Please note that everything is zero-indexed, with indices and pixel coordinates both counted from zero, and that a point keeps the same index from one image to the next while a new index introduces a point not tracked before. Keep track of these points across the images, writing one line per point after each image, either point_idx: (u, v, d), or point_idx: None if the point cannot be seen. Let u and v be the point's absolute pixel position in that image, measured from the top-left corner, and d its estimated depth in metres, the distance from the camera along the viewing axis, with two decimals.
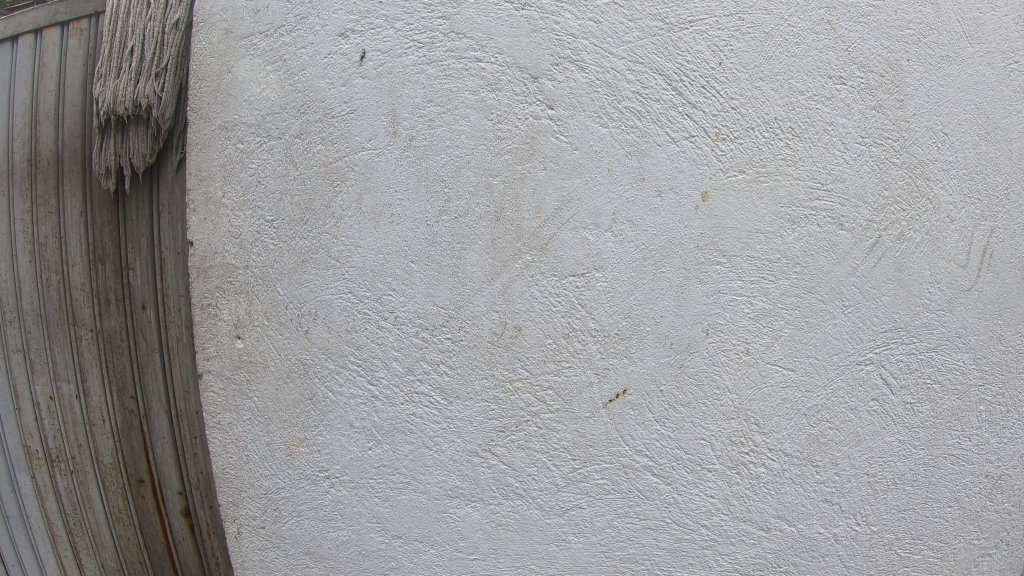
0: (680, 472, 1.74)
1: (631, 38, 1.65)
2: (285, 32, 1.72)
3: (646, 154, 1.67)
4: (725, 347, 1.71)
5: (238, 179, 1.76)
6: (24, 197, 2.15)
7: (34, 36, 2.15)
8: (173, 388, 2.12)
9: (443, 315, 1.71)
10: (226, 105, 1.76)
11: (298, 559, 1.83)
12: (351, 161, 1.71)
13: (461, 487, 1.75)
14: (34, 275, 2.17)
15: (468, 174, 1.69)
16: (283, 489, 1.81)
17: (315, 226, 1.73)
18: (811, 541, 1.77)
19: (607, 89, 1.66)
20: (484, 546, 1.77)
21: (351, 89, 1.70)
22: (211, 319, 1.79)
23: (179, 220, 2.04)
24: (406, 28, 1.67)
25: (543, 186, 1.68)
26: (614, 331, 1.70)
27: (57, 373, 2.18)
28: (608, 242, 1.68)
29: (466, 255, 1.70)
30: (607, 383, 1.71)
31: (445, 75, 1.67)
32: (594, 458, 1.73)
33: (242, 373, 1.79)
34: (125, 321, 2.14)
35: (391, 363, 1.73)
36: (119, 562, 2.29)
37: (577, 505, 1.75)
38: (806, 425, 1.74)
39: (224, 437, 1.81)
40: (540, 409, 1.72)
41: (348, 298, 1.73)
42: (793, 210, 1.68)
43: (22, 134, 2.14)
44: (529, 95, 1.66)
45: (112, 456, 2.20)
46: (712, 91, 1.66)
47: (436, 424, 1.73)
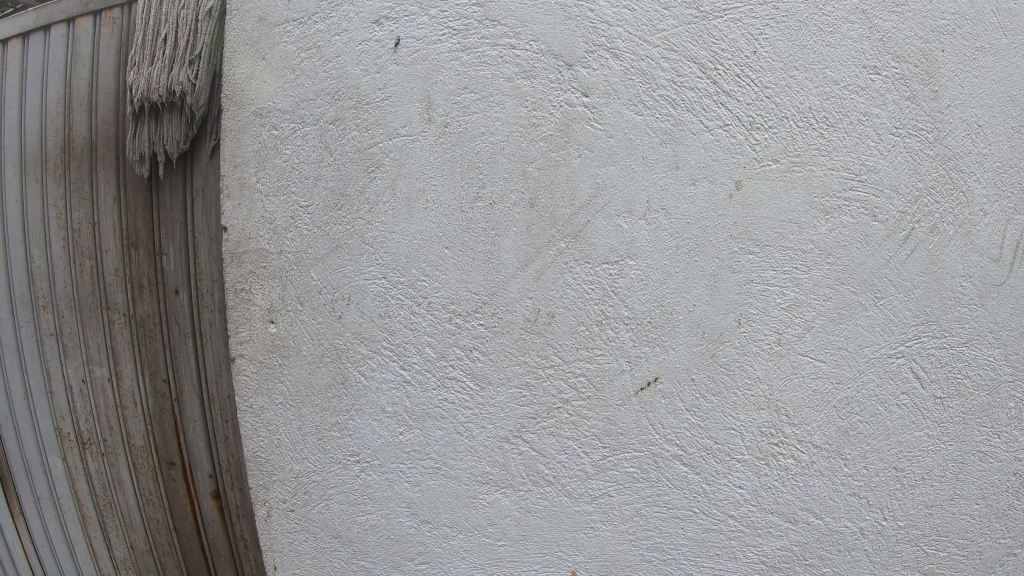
0: (708, 461, 1.74)
1: (666, 26, 1.64)
2: (319, 20, 1.72)
3: (681, 143, 1.66)
4: (757, 337, 1.70)
5: (272, 165, 1.77)
6: (59, 184, 2.21)
7: (67, 26, 2.20)
8: (206, 372, 2.12)
9: (475, 301, 1.71)
10: (260, 91, 1.77)
11: (326, 542, 1.86)
12: (386, 148, 1.72)
13: (492, 473, 1.76)
14: (68, 260, 2.21)
15: (503, 161, 1.68)
16: (314, 473, 1.83)
17: (349, 212, 1.74)
18: (837, 534, 1.76)
19: (641, 77, 1.65)
20: (513, 532, 1.78)
21: (385, 75, 1.70)
22: (245, 304, 1.82)
23: (213, 206, 2.05)
24: (440, 15, 1.67)
25: (578, 173, 1.68)
26: (647, 319, 1.69)
27: (89, 357, 2.22)
28: (641, 230, 1.67)
29: (499, 241, 1.70)
30: (638, 372, 1.71)
31: (479, 62, 1.67)
32: (624, 446, 1.73)
33: (274, 357, 1.81)
34: (158, 306, 2.15)
35: (424, 349, 1.73)
36: (149, 543, 2.32)
37: (606, 493, 1.75)
38: (836, 417, 1.72)
39: (256, 421, 1.84)
40: (571, 397, 1.72)
41: (382, 283, 1.74)
42: (826, 201, 1.67)
43: (57, 123, 2.20)
44: (564, 82, 1.65)
45: (143, 438, 2.23)
46: (746, 80, 1.64)
47: (467, 410, 1.74)
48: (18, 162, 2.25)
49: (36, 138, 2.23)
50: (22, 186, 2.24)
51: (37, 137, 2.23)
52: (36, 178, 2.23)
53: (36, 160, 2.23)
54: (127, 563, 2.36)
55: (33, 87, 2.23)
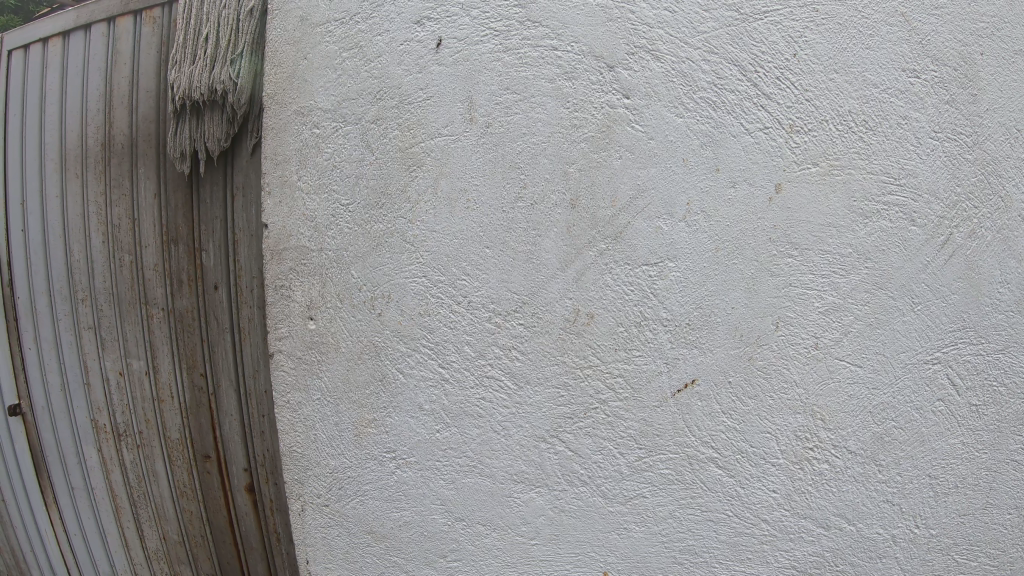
0: (744, 464, 1.73)
1: (706, 29, 1.64)
2: (361, 20, 1.74)
3: (721, 145, 1.66)
4: (795, 341, 1.68)
5: (314, 163, 1.80)
6: (100, 180, 2.25)
7: (108, 24, 2.24)
8: (243, 367, 2.12)
9: (515, 300, 1.72)
10: (302, 90, 1.80)
11: (360, 538, 1.88)
12: (428, 147, 1.73)
13: (527, 472, 1.76)
14: (107, 254, 2.25)
15: (544, 162, 1.69)
16: (349, 469, 1.85)
17: (390, 211, 1.76)
18: (869, 541, 1.74)
19: (682, 80, 1.65)
20: (546, 531, 1.79)
21: (426, 76, 1.72)
22: (285, 300, 1.85)
23: (254, 202, 2.04)
24: (482, 16, 1.68)
25: (618, 175, 1.68)
26: (685, 321, 1.69)
27: (127, 350, 2.25)
28: (681, 232, 1.67)
29: (540, 242, 1.70)
30: (675, 373, 1.71)
31: (521, 64, 1.68)
32: (660, 448, 1.72)
33: (313, 354, 1.83)
34: (196, 301, 2.15)
35: (463, 347, 1.74)
36: (182, 534, 2.34)
37: (640, 495, 1.74)
38: (871, 423, 1.70)
39: (293, 416, 1.86)
40: (608, 397, 1.72)
41: (422, 281, 1.75)
42: (866, 205, 1.65)
43: (98, 120, 2.24)
44: (606, 84, 1.66)
45: (180, 431, 2.24)
46: (787, 83, 1.63)
47: (504, 409, 1.74)
48: (61, 159, 2.31)
49: (78, 135, 2.28)
50: (64, 183, 2.30)
51: (80, 134, 2.28)
52: (78, 174, 2.28)
53: (78, 157, 2.28)
54: (160, 553, 2.39)
55: (76, 86, 2.29)
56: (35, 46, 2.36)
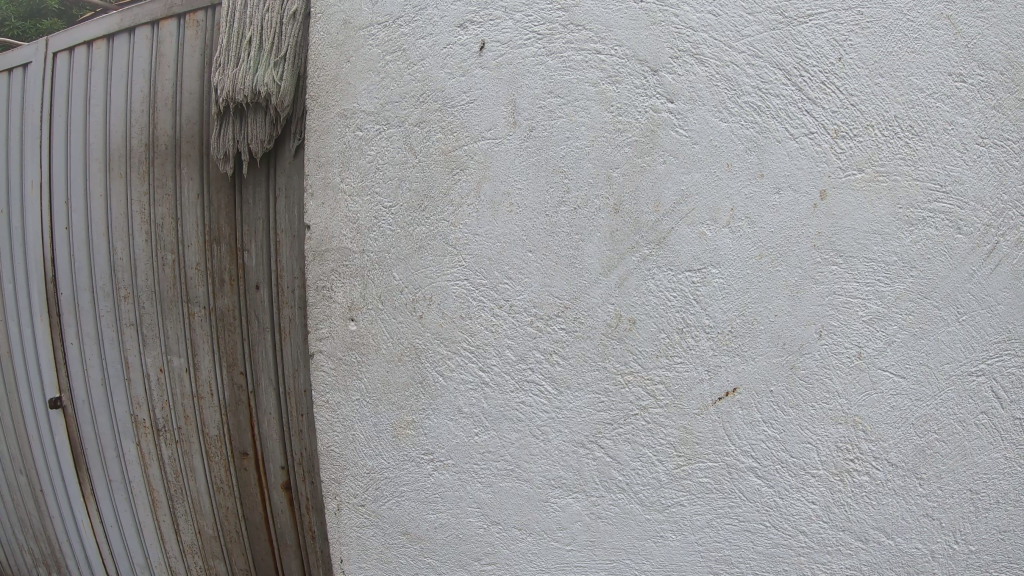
0: (783, 474, 1.68)
1: (750, 32, 1.62)
2: (403, 23, 1.75)
3: (765, 150, 1.63)
4: (837, 350, 1.64)
5: (356, 165, 1.81)
6: (143, 180, 2.28)
7: (151, 27, 2.26)
8: (284, 366, 2.11)
9: (557, 304, 1.71)
10: (345, 93, 1.81)
11: (395, 538, 1.89)
12: (471, 150, 1.72)
13: (565, 477, 1.75)
14: (150, 252, 2.28)
15: (587, 166, 1.68)
16: (387, 469, 1.86)
17: (432, 213, 1.76)
18: (907, 556, 1.67)
19: (726, 84, 1.63)
20: (582, 537, 1.77)
21: (469, 79, 1.71)
22: (326, 301, 1.86)
23: (297, 203, 2.05)
24: (525, 19, 1.68)
25: (663, 180, 1.66)
26: (727, 328, 1.66)
27: (168, 347, 2.28)
28: (725, 239, 1.64)
29: (584, 246, 1.69)
30: (717, 380, 1.68)
31: (564, 67, 1.67)
32: (698, 456, 1.70)
33: (354, 354, 1.85)
34: (238, 300, 2.16)
35: (504, 351, 1.74)
36: (217, 530, 2.36)
37: (678, 502, 1.72)
38: (912, 435, 1.63)
39: (332, 415, 1.88)
40: (649, 403, 1.70)
41: (465, 284, 1.75)
42: (910, 212, 1.59)
43: (141, 120, 2.27)
44: (649, 88, 1.64)
45: (218, 428, 2.26)
46: (832, 88, 1.60)
47: (545, 413, 1.73)
48: (105, 158, 2.35)
49: (122, 135, 2.31)
50: (108, 182, 2.34)
51: (123, 134, 2.31)
52: (122, 174, 2.31)
53: (122, 156, 2.31)
54: (195, 547, 2.42)
55: (119, 87, 2.32)
56: (81, 47, 2.41)
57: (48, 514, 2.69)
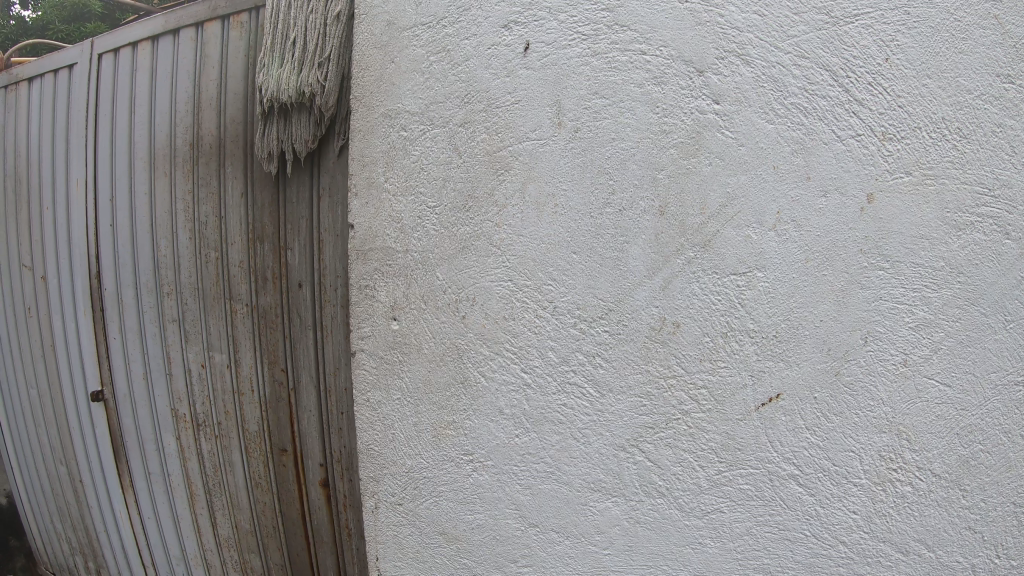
0: (825, 483, 1.60)
1: (796, 32, 1.55)
2: (448, 24, 1.75)
3: (812, 153, 1.55)
4: (882, 357, 1.54)
5: (400, 166, 1.81)
6: (188, 178, 2.31)
7: (195, 29, 2.27)
8: (325, 364, 2.09)
9: (601, 307, 1.68)
10: (389, 94, 1.82)
11: (431, 538, 1.90)
12: (516, 151, 1.71)
13: (605, 481, 1.73)
14: (194, 250, 2.31)
15: (633, 168, 1.64)
16: (426, 469, 1.87)
17: (477, 214, 1.75)
18: (948, 570, 1.56)
19: (773, 86, 1.56)
20: (620, 542, 1.74)
21: (514, 80, 1.70)
22: (368, 300, 1.88)
23: (340, 203, 2.03)
24: (570, 20, 1.66)
25: (709, 182, 1.61)
26: (772, 332, 1.60)
27: (210, 344, 2.31)
28: (770, 242, 1.58)
29: (628, 249, 1.65)
30: (760, 386, 1.62)
31: (610, 68, 1.64)
32: (741, 462, 1.64)
33: (395, 353, 1.86)
34: (280, 298, 2.17)
35: (547, 353, 1.72)
36: (254, 524, 2.37)
37: (717, 509, 1.67)
38: (957, 445, 1.52)
39: (371, 414, 1.90)
40: (691, 408, 1.65)
41: (508, 285, 1.74)
42: (959, 216, 1.49)
43: (186, 121, 2.29)
44: (695, 89, 1.60)
45: (257, 424, 2.27)
46: (879, 89, 1.51)
47: (586, 416, 1.71)
48: (149, 158, 2.39)
49: (167, 135, 2.35)
50: (152, 181, 2.38)
51: (168, 134, 2.34)
52: (166, 173, 2.35)
53: (166, 156, 2.35)
54: (231, 540, 2.44)
55: (164, 88, 2.35)
56: (126, 49, 2.45)
57: (89, 500, 2.81)
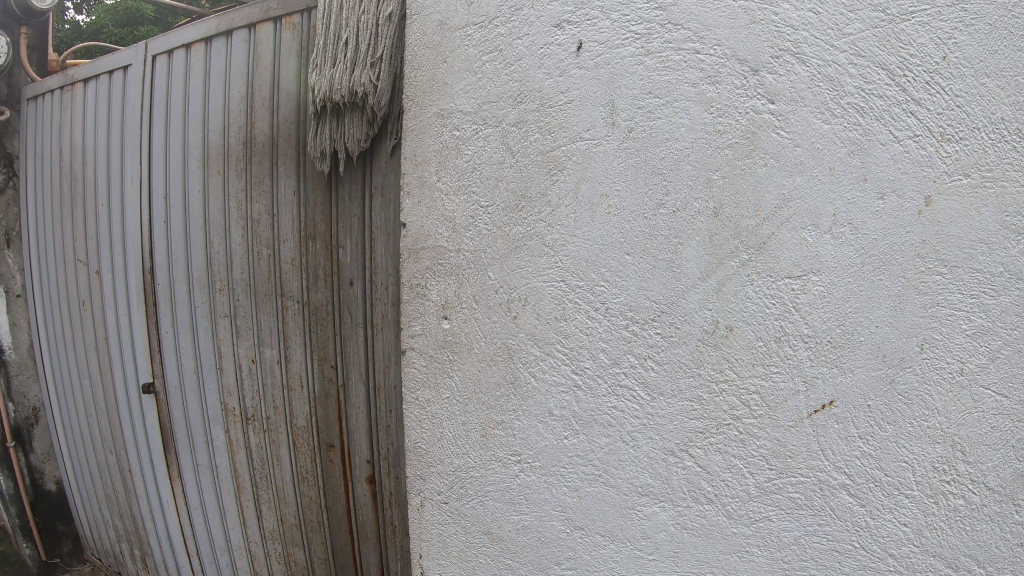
0: (876, 494, 1.53)
1: (852, 31, 1.48)
2: (500, 23, 1.75)
3: (869, 154, 1.48)
4: (938, 365, 1.46)
5: (453, 165, 1.83)
6: (241, 177, 2.36)
7: (248, 30, 2.31)
8: (375, 362, 2.10)
9: (654, 309, 1.65)
10: (442, 93, 1.84)
11: (476, 537, 1.92)
12: (569, 151, 1.70)
13: (653, 485, 1.70)
14: (247, 247, 2.36)
15: (687, 168, 1.60)
16: (473, 469, 1.88)
17: (531, 214, 1.75)
18: None
19: (828, 85, 1.50)
20: (665, 547, 1.71)
21: (568, 79, 1.69)
22: (421, 298, 1.91)
23: (391, 202, 2.03)
24: (622, 19, 1.63)
25: (764, 184, 1.56)
26: (827, 339, 1.53)
27: (261, 339, 2.36)
28: (826, 245, 1.52)
29: (681, 250, 1.62)
30: (813, 393, 1.55)
31: (663, 67, 1.61)
32: (792, 470, 1.58)
33: (446, 352, 1.88)
34: (331, 295, 2.19)
35: (598, 354, 1.70)
36: (300, 517, 2.41)
37: (766, 517, 1.62)
38: (1014, 458, 1.44)
39: (421, 411, 1.93)
40: (743, 413, 1.61)
41: (560, 286, 1.73)
42: (1020, 220, 1.41)
43: (239, 121, 2.33)
44: (750, 88, 1.55)
45: (306, 419, 2.30)
46: (937, 88, 1.43)
47: (636, 419, 1.69)
48: (203, 157, 2.45)
49: (220, 134, 2.39)
50: (206, 179, 2.44)
51: (221, 134, 2.39)
52: (220, 171, 2.40)
53: (219, 154, 2.40)
54: (277, 532, 2.48)
55: (217, 89, 2.39)
56: (180, 51, 2.51)
57: (141, 487, 2.93)
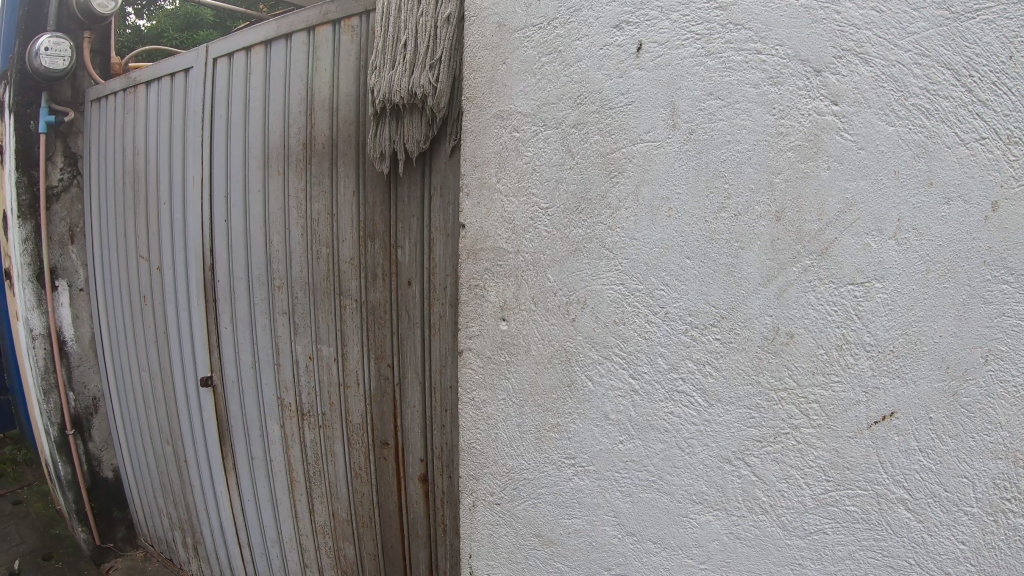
0: (934, 510, 1.45)
1: (915, 30, 1.37)
2: (559, 25, 1.75)
3: (934, 156, 1.37)
4: (1004, 379, 1.36)
5: (513, 166, 1.86)
6: (301, 177, 2.42)
7: (307, 33, 2.35)
8: (432, 362, 2.13)
9: (713, 315, 1.62)
10: (502, 95, 1.86)
11: (527, 539, 1.97)
12: (630, 152, 1.68)
13: (707, 493, 1.68)
14: (307, 246, 2.43)
15: (749, 171, 1.55)
16: (526, 471, 1.93)
17: (590, 216, 1.75)
18: None
19: (892, 86, 1.40)
20: (717, 557, 1.70)
21: (629, 80, 1.67)
22: (479, 299, 1.95)
23: (451, 203, 2.04)
24: (682, 19, 1.59)
25: (827, 187, 1.48)
26: (889, 348, 1.45)
27: (320, 336, 2.43)
28: (890, 251, 1.42)
29: (743, 254, 1.58)
30: (873, 403, 1.48)
31: (724, 68, 1.55)
32: (849, 482, 1.52)
33: (503, 353, 1.93)
34: (390, 295, 2.23)
35: (656, 358, 1.70)
36: (351, 512, 2.47)
37: (820, 530, 1.56)
38: None
39: (477, 412, 1.99)
40: (802, 423, 1.55)
41: (620, 289, 1.73)
42: None
43: (299, 122, 2.39)
44: (813, 89, 1.47)
45: (361, 416, 2.36)
46: (1004, 89, 1.31)
47: (693, 426, 1.67)
48: (263, 158, 2.52)
49: (281, 135, 2.45)
50: (266, 180, 2.51)
51: (281, 135, 2.45)
52: (280, 172, 2.47)
53: (280, 155, 2.46)
54: (328, 526, 2.55)
55: (277, 91, 2.45)
56: (240, 53, 2.57)
57: (197, 478, 3.07)
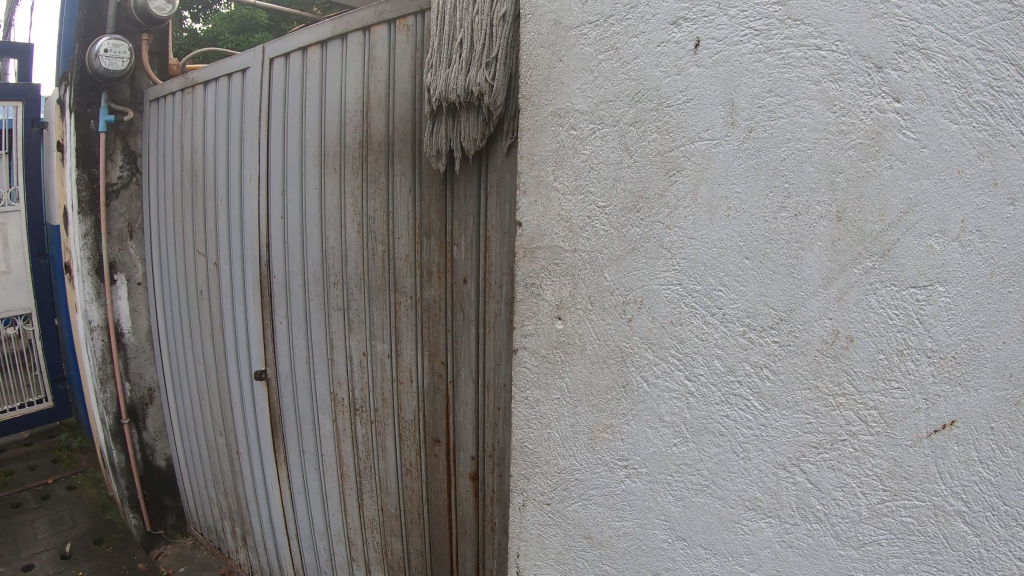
0: (993, 523, 1.40)
1: (978, 24, 1.31)
2: (615, 22, 1.73)
3: (1001, 156, 1.31)
4: None
5: (570, 164, 1.85)
6: (357, 176, 2.45)
7: (363, 33, 2.37)
8: (486, 360, 2.14)
9: (771, 316, 1.58)
10: (560, 93, 1.85)
11: (576, 540, 1.96)
12: (689, 151, 1.65)
13: (762, 500, 1.64)
14: (363, 244, 2.46)
15: (809, 170, 1.49)
16: (577, 471, 1.92)
17: (648, 215, 1.73)
18: None
19: (955, 83, 1.34)
20: (769, 565, 1.66)
21: (685, 77, 1.63)
22: (535, 298, 1.95)
23: (507, 201, 2.04)
24: (740, 15, 1.54)
25: (889, 187, 1.41)
26: (952, 354, 1.39)
27: (374, 333, 2.45)
28: (954, 253, 1.36)
29: (804, 255, 1.52)
30: (933, 411, 1.42)
31: (784, 65, 1.50)
32: (906, 492, 1.46)
33: (559, 352, 1.93)
34: (445, 292, 2.24)
35: (713, 360, 1.66)
36: (400, 508, 2.49)
37: (875, 541, 1.51)
38: None
39: (531, 411, 2.00)
40: (860, 429, 1.50)
41: (677, 289, 1.70)
42: None
43: (355, 121, 2.42)
44: (874, 86, 1.41)
45: (414, 413, 2.37)
46: None
47: (749, 430, 1.63)
48: (320, 156, 2.56)
49: (337, 134, 2.49)
50: (323, 178, 2.55)
51: (338, 134, 2.49)
52: (336, 170, 2.50)
53: (336, 154, 2.50)
54: (377, 521, 2.57)
55: (334, 90, 2.48)
56: (297, 53, 2.61)
57: (249, 470, 3.13)
